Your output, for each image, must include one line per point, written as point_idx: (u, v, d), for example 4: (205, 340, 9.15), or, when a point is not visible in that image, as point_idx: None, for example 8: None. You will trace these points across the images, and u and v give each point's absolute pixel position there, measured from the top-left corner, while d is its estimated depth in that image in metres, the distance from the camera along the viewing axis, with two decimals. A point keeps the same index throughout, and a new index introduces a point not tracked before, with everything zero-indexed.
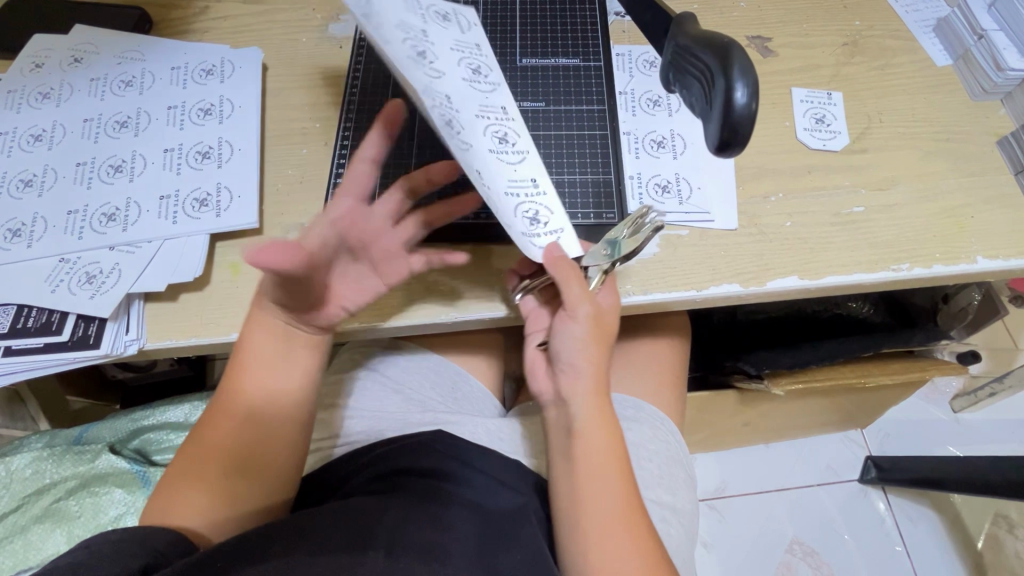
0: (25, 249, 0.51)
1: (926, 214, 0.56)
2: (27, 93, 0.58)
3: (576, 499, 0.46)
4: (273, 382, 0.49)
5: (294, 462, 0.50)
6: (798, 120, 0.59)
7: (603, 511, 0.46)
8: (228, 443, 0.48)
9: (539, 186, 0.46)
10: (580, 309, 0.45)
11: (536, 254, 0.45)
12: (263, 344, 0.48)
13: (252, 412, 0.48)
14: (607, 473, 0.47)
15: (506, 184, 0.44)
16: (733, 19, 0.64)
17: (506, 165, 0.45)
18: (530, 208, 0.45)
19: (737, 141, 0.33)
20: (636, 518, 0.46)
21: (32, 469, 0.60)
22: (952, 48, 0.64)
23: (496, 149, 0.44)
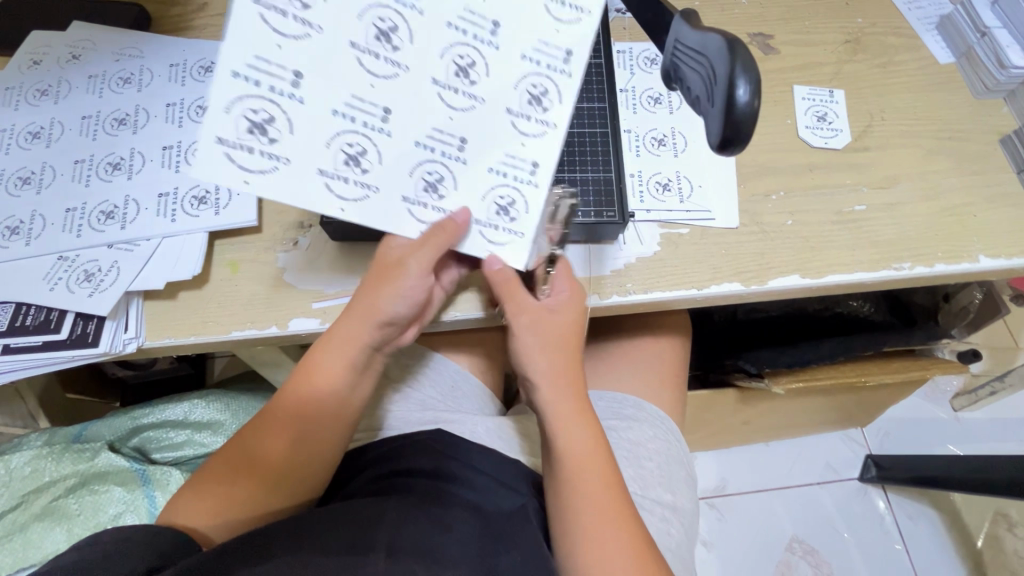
0: (23, 247, 0.51)
1: (929, 212, 0.56)
2: (26, 89, 0.58)
3: (563, 505, 0.46)
4: (333, 410, 0.49)
5: (319, 476, 0.50)
6: (800, 118, 0.59)
7: (589, 516, 0.46)
8: (274, 457, 0.48)
9: (536, 174, 0.42)
10: (513, 314, 0.47)
11: (489, 246, 0.44)
12: (333, 368, 0.47)
13: (292, 422, 0.48)
14: (590, 478, 0.46)
15: (491, 164, 0.42)
16: (735, 15, 0.64)
17: (518, 134, 0.41)
18: (504, 194, 0.42)
19: (737, 139, 0.32)
20: (625, 522, 0.46)
21: (32, 467, 0.59)
22: (954, 45, 0.64)
23: (512, 113, 0.41)
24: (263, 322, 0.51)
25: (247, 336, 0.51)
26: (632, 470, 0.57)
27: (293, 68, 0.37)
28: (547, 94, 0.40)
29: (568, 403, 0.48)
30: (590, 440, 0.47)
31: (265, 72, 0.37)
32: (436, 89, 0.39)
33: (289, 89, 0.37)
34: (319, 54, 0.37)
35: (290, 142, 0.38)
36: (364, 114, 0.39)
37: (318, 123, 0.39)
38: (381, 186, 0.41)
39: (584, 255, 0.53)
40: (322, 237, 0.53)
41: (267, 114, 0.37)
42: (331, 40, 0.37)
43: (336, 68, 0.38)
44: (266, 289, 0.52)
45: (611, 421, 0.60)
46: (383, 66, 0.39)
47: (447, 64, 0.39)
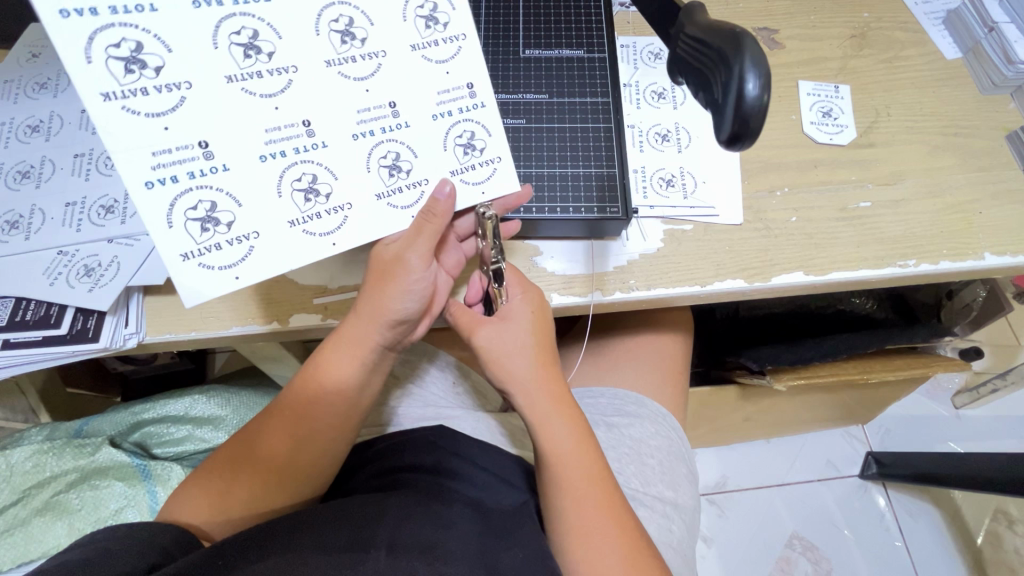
0: (23, 241, 0.51)
1: (934, 208, 0.55)
2: (23, 82, 0.57)
3: (554, 501, 0.46)
4: (337, 404, 0.48)
5: (324, 473, 0.50)
6: (805, 114, 0.59)
7: (580, 511, 0.45)
8: (276, 454, 0.48)
9: (477, 94, 0.44)
10: (475, 336, 0.48)
11: (470, 186, 0.45)
12: (341, 365, 0.47)
13: (298, 421, 0.48)
14: (578, 470, 0.46)
15: (434, 109, 0.43)
16: (740, 10, 0.63)
17: (436, 67, 0.42)
18: (463, 131, 0.44)
19: (747, 133, 0.32)
20: (617, 515, 0.45)
21: (32, 462, 0.59)
22: (962, 40, 0.63)
23: (418, 47, 0.42)
24: (263, 318, 0.51)
25: (249, 332, 0.51)
26: (633, 467, 0.56)
27: (196, 140, 0.39)
28: (437, 9, 0.42)
29: (543, 398, 0.47)
30: (570, 433, 0.47)
31: (174, 161, 0.39)
32: (335, 69, 0.40)
33: (206, 165, 0.39)
34: (205, 103, 0.38)
35: (243, 214, 0.41)
36: (288, 138, 0.40)
37: (255, 174, 0.41)
38: (347, 198, 0.43)
39: (586, 251, 0.53)
40: None
41: (206, 204, 0.40)
42: (209, 84, 0.38)
43: (233, 108, 0.39)
44: (267, 285, 0.51)
45: (613, 417, 0.60)
46: (270, 83, 0.39)
47: (328, 35, 0.40)
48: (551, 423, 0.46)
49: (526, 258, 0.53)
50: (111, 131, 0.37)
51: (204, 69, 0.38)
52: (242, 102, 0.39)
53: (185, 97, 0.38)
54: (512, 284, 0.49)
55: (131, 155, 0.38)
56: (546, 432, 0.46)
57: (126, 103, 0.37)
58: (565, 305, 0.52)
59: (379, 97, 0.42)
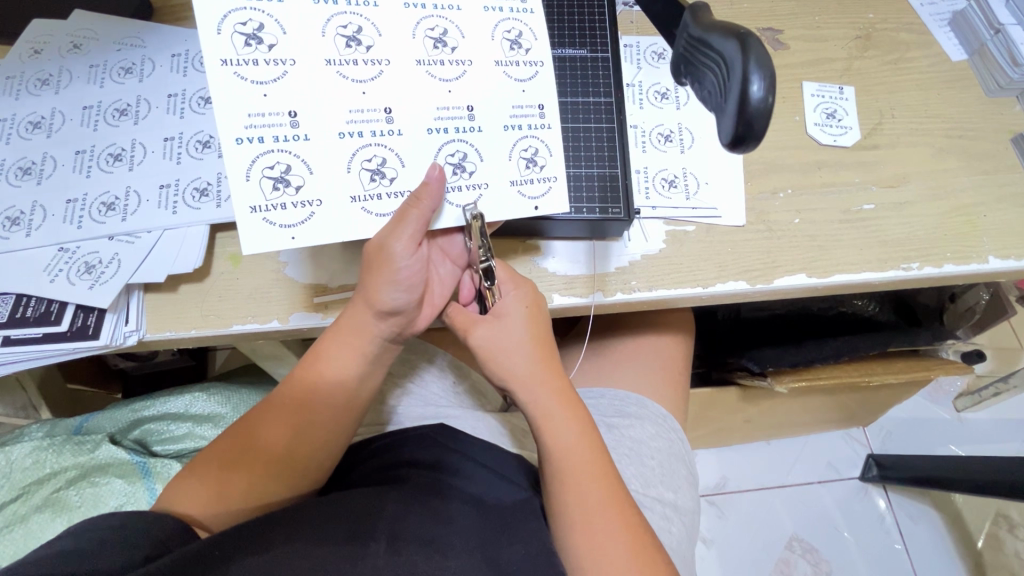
0: (23, 238, 0.51)
1: (938, 211, 0.55)
2: (26, 79, 0.57)
3: (561, 494, 0.46)
4: (336, 395, 0.49)
5: (322, 465, 0.50)
6: (809, 115, 0.58)
7: (587, 502, 0.45)
8: (276, 444, 0.48)
9: (547, 115, 0.46)
10: (470, 337, 0.48)
11: (525, 201, 0.46)
12: (341, 355, 0.48)
13: (298, 410, 0.48)
14: (585, 465, 0.46)
15: (507, 121, 0.45)
16: (745, 9, 0.63)
17: (514, 84, 0.45)
18: (527, 147, 0.46)
19: (750, 136, 0.32)
20: (623, 509, 0.45)
21: (32, 459, 0.59)
22: (967, 42, 0.63)
23: (501, 63, 0.45)
24: (264, 317, 0.51)
25: (249, 330, 0.51)
26: (634, 468, 0.56)
27: (287, 109, 0.40)
28: (523, 35, 0.45)
29: (544, 394, 0.47)
30: (576, 428, 0.47)
31: (263, 124, 0.40)
32: (424, 68, 0.43)
33: (290, 132, 0.41)
34: (301, 83, 0.40)
35: (312, 181, 0.42)
36: (367, 121, 0.42)
37: (330, 150, 0.42)
38: (410, 186, 0.44)
39: (588, 252, 0.53)
40: None
41: (282, 165, 0.41)
42: (310, 65, 0.40)
43: (327, 88, 0.41)
44: (268, 283, 0.51)
45: (613, 418, 0.60)
46: (364, 70, 0.41)
47: (423, 39, 0.43)
48: (556, 415, 0.47)
49: (528, 259, 0.53)
50: (215, 84, 0.39)
51: (309, 54, 0.40)
52: (335, 83, 0.41)
53: (287, 73, 0.40)
54: (501, 279, 0.48)
55: (230, 111, 0.39)
56: (551, 425, 0.47)
57: (235, 66, 0.39)
58: (567, 306, 0.52)
59: (461, 100, 0.44)
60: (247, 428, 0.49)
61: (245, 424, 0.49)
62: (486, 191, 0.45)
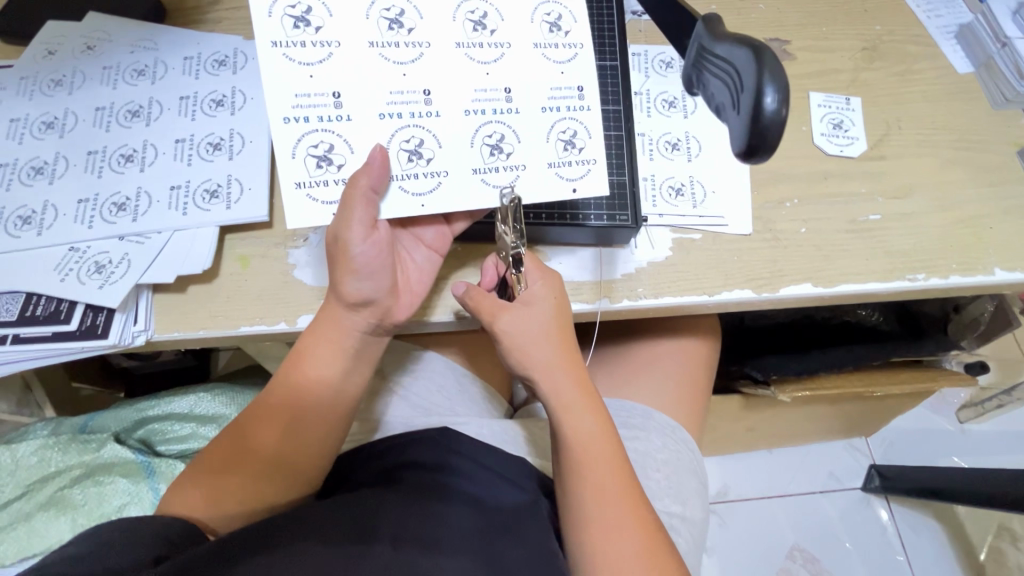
0: (35, 237, 0.51)
1: (944, 223, 0.55)
2: (39, 79, 0.58)
3: (576, 490, 0.46)
4: (313, 386, 0.49)
5: (308, 462, 0.49)
6: (815, 125, 0.59)
7: (604, 499, 0.45)
8: (258, 438, 0.48)
9: (585, 97, 0.45)
10: (498, 324, 0.47)
11: (563, 182, 0.46)
12: (318, 348, 0.48)
13: (278, 403, 0.49)
14: (603, 461, 0.46)
15: (545, 103, 0.45)
16: (752, 20, 0.63)
17: (552, 65, 0.45)
18: (566, 129, 0.45)
19: (764, 146, 0.32)
20: (636, 506, 0.46)
21: (38, 457, 0.59)
22: (974, 54, 0.63)
23: (540, 45, 0.45)
24: (272, 318, 0.51)
25: (256, 331, 0.51)
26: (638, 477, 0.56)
27: (330, 90, 0.41)
28: (562, 18, 0.45)
29: (568, 388, 0.47)
30: (593, 423, 0.47)
31: (309, 105, 0.41)
32: (463, 51, 0.43)
33: (334, 112, 0.42)
34: (345, 64, 0.42)
35: (353, 160, 0.43)
36: (406, 103, 0.43)
37: (372, 132, 0.43)
38: (449, 167, 0.44)
39: (593, 259, 0.53)
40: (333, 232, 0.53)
41: (326, 144, 0.42)
42: (355, 48, 0.42)
43: (371, 70, 0.42)
44: (276, 286, 0.52)
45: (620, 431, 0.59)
46: (406, 51, 0.42)
47: (463, 23, 0.43)
48: (577, 408, 0.47)
49: None
50: (264, 64, 0.40)
51: (356, 36, 0.42)
52: (378, 65, 0.42)
53: (332, 54, 0.41)
54: (529, 267, 0.48)
55: (277, 94, 0.41)
56: (572, 418, 0.47)
57: (285, 49, 0.40)
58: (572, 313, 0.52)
59: (500, 83, 0.44)
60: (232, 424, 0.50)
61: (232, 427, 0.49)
62: (524, 172, 0.45)
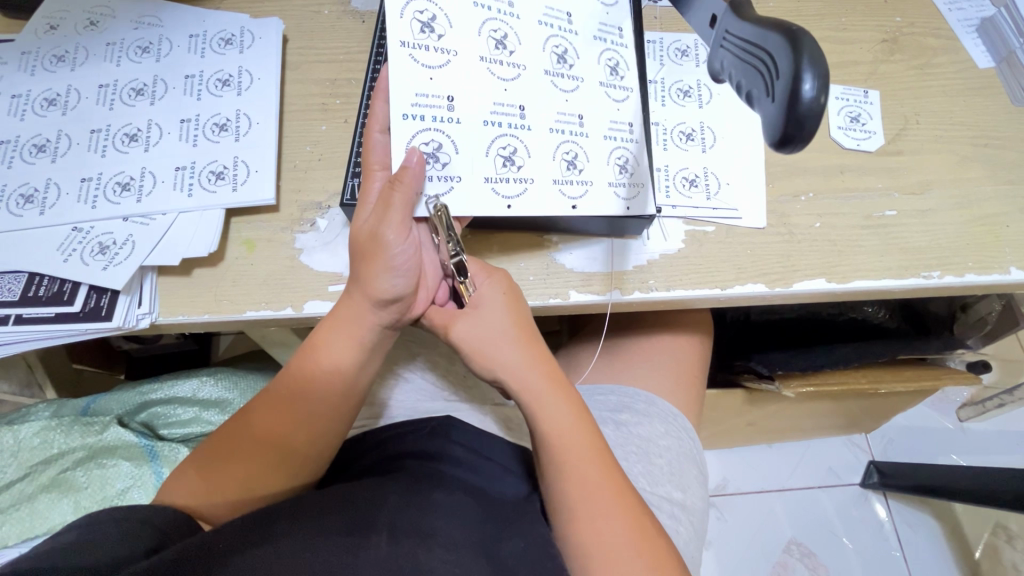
0: (37, 216, 0.50)
1: (961, 220, 0.54)
2: (41, 54, 0.57)
3: (557, 483, 0.45)
4: (335, 384, 0.48)
5: (319, 456, 0.49)
6: (833, 118, 0.58)
7: (588, 493, 0.44)
8: (267, 431, 0.47)
9: (635, 131, 0.50)
10: (452, 331, 0.48)
11: (619, 201, 0.49)
12: (339, 345, 0.47)
13: (293, 395, 0.48)
14: (581, 451, 0.45)
15: (605, 132, 0.49)
16: (771, 9, 0.63)
17: (611, 103, 0.50)
18: (619, 155, 0.50)
19: (801, 136, 0.31)
20: (624, 497, 0.45)
21: (40, 439, 0.59)
22: (996, 49, 0.62)
23: (603, 85, 0.50)
24: (278, 303, 0.50)
25: (261, 316, 0.50)
26: (642, 465, 0.55)
27: (446, 93, 0.45)
28: (619, 65, 0.51)
29: (532, 380, 0.47)
30: (567, 412, 0.46)
31: (427, 104, 0.44)
32: (549, 78, 0.48)
33: (446, 113, 0.45)
34: (456, 72, 0.45)
35: (457, 160, 0.45)
36: (505, 115, 0.47)
37: (475, 136, 0.46)
38: (535, 174, 0.47)
39: (605, 249, 0.52)
40: (340, 219, 0.52)
41: (435, 143, 0.45)
42: (468, 57, 0.45)
43: (477, 81, 0.46)
44: (281, 271, 0.51)
45: (622, 415, 0.59)
46: (508, 68, 0.47)
47: (549, 54, 0.48)
48: (543, 400, 0.46)
49: (543, 254, 0.52)
50: (394, 59, 0.43)
51: (469, 49, 0.46)
52: (484, 76, 0.46)
53: (450, 60, 0.45)
54: (475, 271, 0.48)
55: (400, 90, 0.43)
56: (542, 412, 0.46)
57: (412, 52, 0.44)
58: (582, 304, 0.51)
59: (575, 109, 0.49)
60: (241, 417, 0.49)
61: (240, 420, 0.48)
62: (591, 187, 0.48)
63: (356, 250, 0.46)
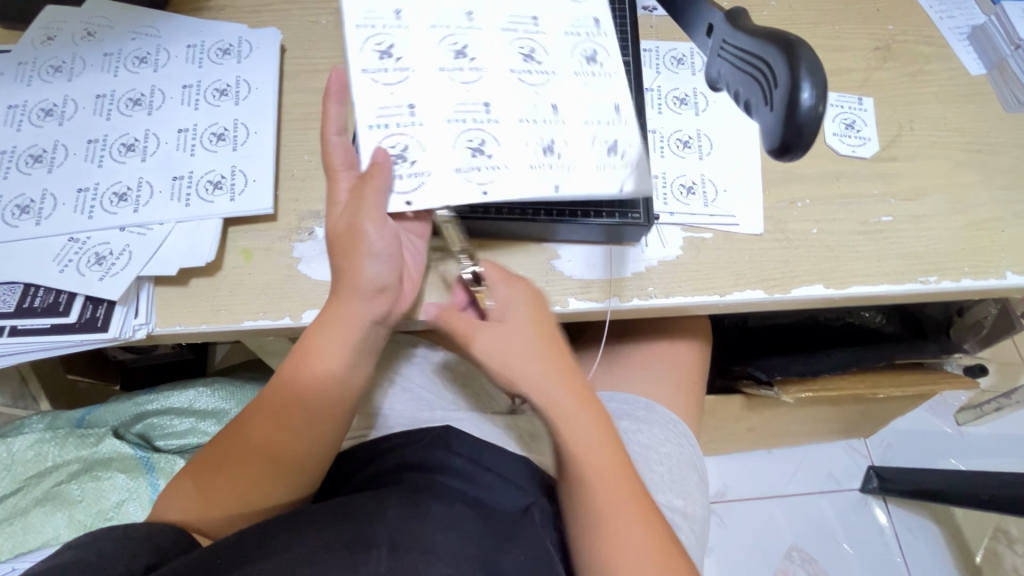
0: (33, 226, 0.50)
1: (956, 225, 0.54)
2: (38, 65, 0.57)
3: (585, 495, 0.45)
4: (320, 382, 0.47)
5: (312, 463, 0.48)
6: (828, 125, 0.58)
7: (611, 515, 0.44)
8: (256, 435, 0.47)
9: (621, 113, 0.48)
10: (473, 344, 0.45)
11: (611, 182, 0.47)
12: (326, 347, 0.46)
13: (279, 394, 0.47)
14: (607, 463, 0.45)
15: (583, 116, 0.48)
16: (764, 18, 0.64)
17: (592, 89, 0.49)
18: (604, 137, 0.48)
19: (796, 144, 0.32)
20: (641, 503, 0.45)
21: (34, 452, 0.58)
22: (987, 57, 0.62)
23: (579, 73, 0.49)
24: (277, 312, 0.50)
25: (260, 325, 0.50)
26: (643, 473, 0.55)
27: (405, 102, 0.46)
28: (597, 53, 0.50)
29: (562, 392, 0.45)
30: (595, 424, 0.46)
31: (387, 112, 0.45)
32: (516, 75, 0.48)
33: (408, 119, 0.45)
34: (419, 81, 0.46)
35: (425, 157, 0.45)
36: (470, 112, 0.47)
37: (441, 135, 0.46)
38: (510, 162, 0.46)
39: (603, 256, 0.52)
40: None
41: (401, 146, 0.45)
42: (426, 67, 0.47)
43: (438, 87, 0.47)
44: (279, 281, 0.51)
45: (622, 423, 0.59)
46: (468, 72, 0.47)
47: (515, 54, 0.49)
48: (574, 425, 0.45)
49: (543, 261, 0.52)
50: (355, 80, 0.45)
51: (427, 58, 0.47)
52: (446, 81, 0.47)
53: (407, 70, 0.46)
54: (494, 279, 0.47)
55: (363, 106, 0.45)
56: (569, 424, 0.45)
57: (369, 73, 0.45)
58: (582, 310, 0.51)
59: (547, 96, 0.48)
60: (230, 425, 0.48)
61: (233, 428, 0.48)
62: (572, 169, 0.46)
63: (337, 250, 0.46)
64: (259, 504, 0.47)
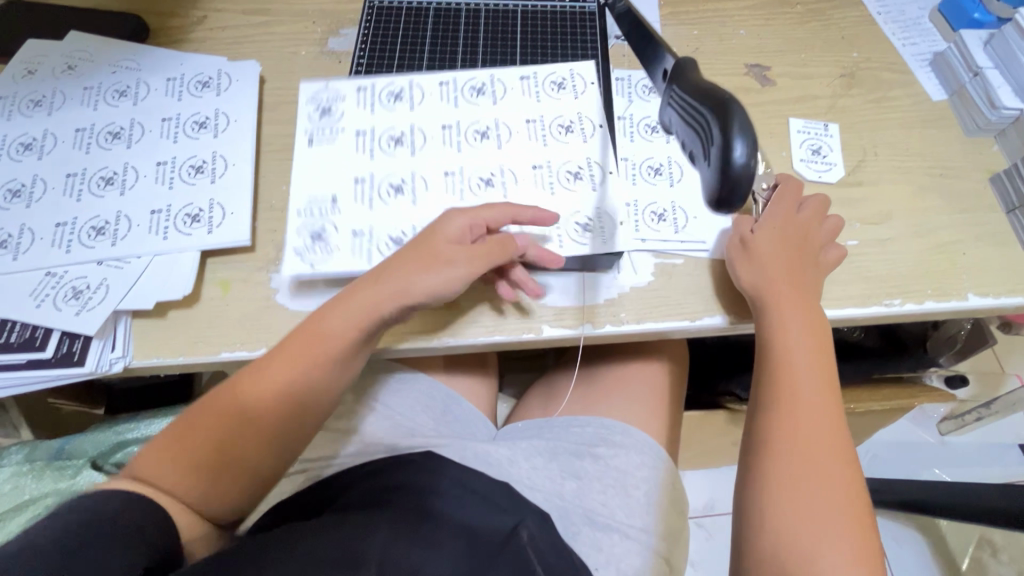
0: (10, 261, 0.50)
1: (919, 248, 0.56)
2: (18, 99, 0.58)
3: (829, 471, 0.45)
4: (323, 351, 0.47)
5: (300, 436, 0.49)
6: (795, 151, 0.60)
7: (823, 493, 0.44)
8: (251, 400, 0.47)
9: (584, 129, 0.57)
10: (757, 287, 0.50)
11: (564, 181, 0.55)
12: (331, 318, 0.47)
13: (274, 369, 0.47)
14: (829, 434, 0.46)
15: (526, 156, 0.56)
16: (733, 45, 0.67)
17: (558, 125, 0.57)
18: (567, 164, 0.55)
19: None
20: (854, 490, 0.45)
21: (10, 485, 0.59)
22: (947, 82, 0.64)
23: (539, 113, 0.57)
24: (253, 343, 0.50)
25: (237, 358, 0.50)
26: (619, 500, 0.56)
27: (328, 192, 0.54)
28: (564, 87, 0.58)
29: (805, 353, 0.49)
30: (817, 388, 0.48)
31: (310, 205, 0.53)
32: (442, 140, 0.56)
33: (329, 207, 0.53)
34: (342, 169, 0.55)
35: (347, 232, 0.52)
36: (385, 185, 0.54)
37: (363, 215, 0.53)
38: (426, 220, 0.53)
39: (576, 283, 0.53)
40: None
41: (321, 233, 0.52)
42: (347, 155, 0.55)
43: (354, 170, 0.55)
44: (256, 312, 0.51)
45: (599, 448, 0.60)
46: (384, 154, 0.56)
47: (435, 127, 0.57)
48: (798, 340, 0.49)
49: (515, 288, 0.53)
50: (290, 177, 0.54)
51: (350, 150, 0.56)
52: (367, 164, 0.55)
53: (326, 156, 0.55)
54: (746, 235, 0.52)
55: (299, 199, 0.54)
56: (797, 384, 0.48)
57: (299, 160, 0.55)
58: (556, 337, 0.52)
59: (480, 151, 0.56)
60: (218, 394, 0.48)
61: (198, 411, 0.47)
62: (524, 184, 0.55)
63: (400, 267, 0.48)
64: (242, 488, 0.48)
